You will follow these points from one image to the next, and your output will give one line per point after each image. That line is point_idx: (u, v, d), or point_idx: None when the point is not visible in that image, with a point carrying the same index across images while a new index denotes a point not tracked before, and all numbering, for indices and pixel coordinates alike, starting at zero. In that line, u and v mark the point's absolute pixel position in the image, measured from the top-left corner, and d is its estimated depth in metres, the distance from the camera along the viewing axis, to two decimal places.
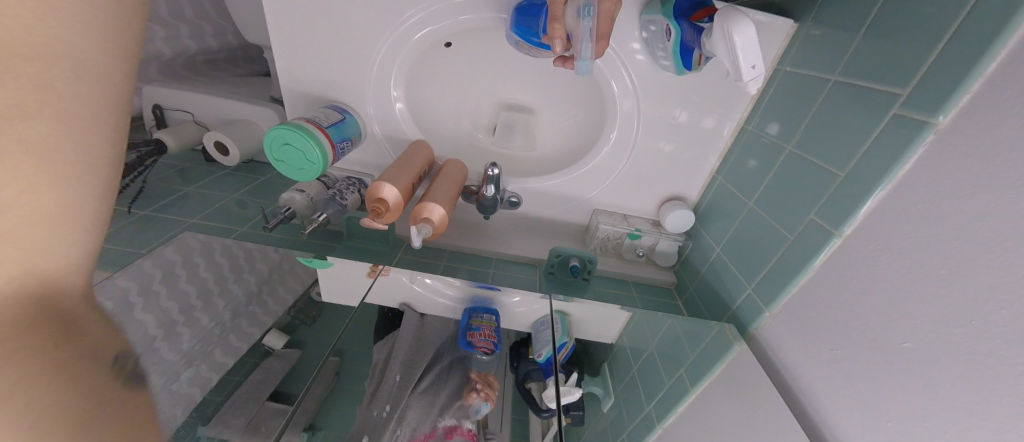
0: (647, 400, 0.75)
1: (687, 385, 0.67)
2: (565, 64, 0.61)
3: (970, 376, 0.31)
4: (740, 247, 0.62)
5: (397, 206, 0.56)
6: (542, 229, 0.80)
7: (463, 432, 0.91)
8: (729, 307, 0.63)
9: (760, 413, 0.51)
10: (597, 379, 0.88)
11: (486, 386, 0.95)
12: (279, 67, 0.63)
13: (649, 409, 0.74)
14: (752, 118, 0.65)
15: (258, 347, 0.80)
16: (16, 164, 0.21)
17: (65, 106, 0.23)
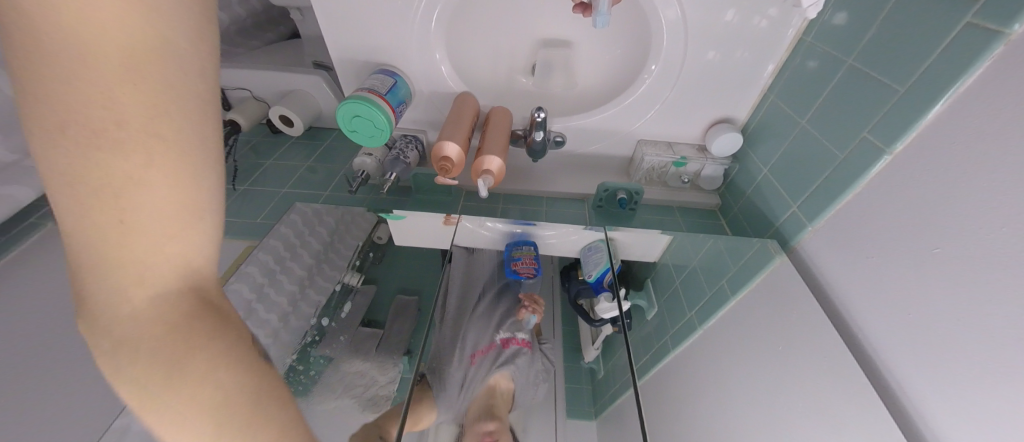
0: (688, 308, 0.85)
1: (729, 294, 0.76)
2: (584, 13, 0.59)
3: (999, 277, 0.35)
4: (788, 167, 0.64)
5: (461, 162, 0.63)
6: (587, 166, 0.84)
7: (519, 342, 1.00)
8: (772, 225, 0.68)
9: (797, 313, 0.59)
10: (642, 292, 0.92)
11: (533, 303, 1.02)
12: (328, 40, 0.67)
13: (691, 315, 0.85)
14: (812, 28, 0.60)
15: (341, 285, 0.90)
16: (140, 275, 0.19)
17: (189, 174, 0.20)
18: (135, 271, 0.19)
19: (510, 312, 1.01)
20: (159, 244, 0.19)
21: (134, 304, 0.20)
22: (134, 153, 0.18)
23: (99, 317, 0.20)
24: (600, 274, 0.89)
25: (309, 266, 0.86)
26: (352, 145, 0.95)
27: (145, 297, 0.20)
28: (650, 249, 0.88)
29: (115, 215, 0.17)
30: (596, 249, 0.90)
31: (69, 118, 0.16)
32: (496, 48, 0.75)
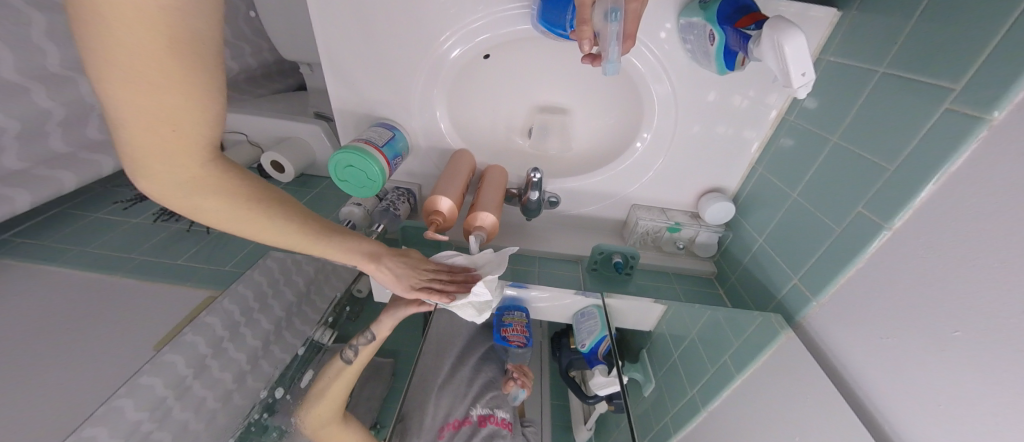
0: (689, 386, 0.78)
1: (732, 373, 0.70)
2: (594, 63, 0.62)
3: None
4: (784, 237, 0.64)
5: (452, 217, 0.60)
6: (581, 226, 0.83)
7: (497, 420, 0.91)
8: (773, 296, 0.65)
9: (809, 398, 0.54)
10: (637, 364, 0.81)
11: (522, 374, 0.98)
12: (332, 92, 0.68)
13: (692, 394, 0.77)
14: (793, 109, 0.65)
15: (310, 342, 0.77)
16: (158, 152, 0.27)
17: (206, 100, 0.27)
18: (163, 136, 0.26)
19: (489, 384, 0.96)
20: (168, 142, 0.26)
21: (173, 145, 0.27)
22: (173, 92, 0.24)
23: (137, 167, 0.27)
24: (595, 343, 0.84)
25: (277, 319, 0.76)
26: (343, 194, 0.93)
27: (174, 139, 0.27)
28: (646, 317, 0.82)
29: (169, 128, 0.26)
30: (588, 315, 0.85)
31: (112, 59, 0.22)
32: (496, 110, 0.78)
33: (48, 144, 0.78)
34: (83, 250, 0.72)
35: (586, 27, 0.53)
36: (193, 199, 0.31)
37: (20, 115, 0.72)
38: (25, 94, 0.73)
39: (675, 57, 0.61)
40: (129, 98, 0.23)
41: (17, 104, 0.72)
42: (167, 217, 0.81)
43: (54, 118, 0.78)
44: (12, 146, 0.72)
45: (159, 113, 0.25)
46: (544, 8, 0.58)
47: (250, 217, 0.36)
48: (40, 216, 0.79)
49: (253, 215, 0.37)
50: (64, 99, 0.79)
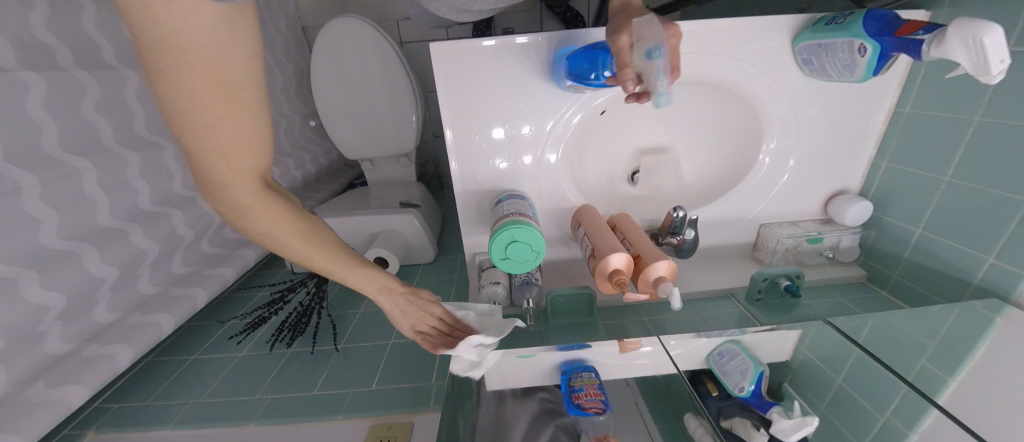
0: (876, 411, 0.61)
1: (942, 376, 0.58)
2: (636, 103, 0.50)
3: None
4: (950, 222, 0.61)
5: (630, 269, 0.56)
6: (710, 258, 0.81)
7: None
8: (969, 283, 0.60)
9: None
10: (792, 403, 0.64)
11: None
12: (457, 176, 0.68)
13: (887, 419, 0.59)
14: (905, 102, 0.65)
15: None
16: (245, 196, 0.33)
17: (250, 114, 0.32)
18: (241, 179, 0.33)
19: None
20: (236, 158, 0.32)
21: (251, 191, 0.34)
22: (219, 118, 0.30)
23: (250, 207, 0.34)
24: (756, 383, 0.64)
25: None
26: (445, 277, 0.88)
27: (251, 193, 0.34)
28: (783, 343, 0.67)
29: (221, 160, 0.31)
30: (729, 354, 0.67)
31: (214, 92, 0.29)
32: (601, 160, 0.77)
33: (138, 289, 0.71)
34: (197, 401, 0.62)
35: (627, 68, 0.46)
36: (258, 227, 0.35)
37: (119, 261, 0.67)
38: (123, 238, 0.69)
39: (791, 79, 0.64)
40: (216, 137, 0.30)
41: (116, 250, 0.67)
42: (281, 341, 0.72)
43: (148, 259, 0.73)
44: (107, 297, 0.65)
45: (233, 151, 0.32)
46: (577, 61, 0.55)
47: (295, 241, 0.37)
48: (133, 371, 0.70)
49: (295, 238, 0.37)
50: (159, 235, 0.75)
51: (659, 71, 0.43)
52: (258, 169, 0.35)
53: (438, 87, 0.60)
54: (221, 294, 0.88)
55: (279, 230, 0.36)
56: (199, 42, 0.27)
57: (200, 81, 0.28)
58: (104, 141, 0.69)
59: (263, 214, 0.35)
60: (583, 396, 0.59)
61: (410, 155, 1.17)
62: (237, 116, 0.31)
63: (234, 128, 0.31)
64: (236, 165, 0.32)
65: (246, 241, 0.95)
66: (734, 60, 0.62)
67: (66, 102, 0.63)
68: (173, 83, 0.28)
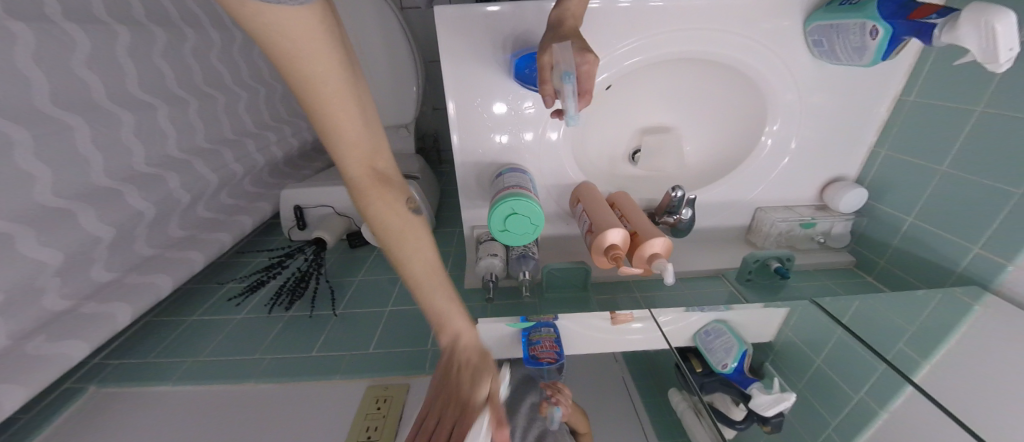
0: (851, 389, 0.64)
1: (914, 356, 0.61)
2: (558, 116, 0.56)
3: None
4: (942, 211, 0.62)
5: (626, 246, 0.57)
6: (704, 239, 0.82)
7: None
8: (953, 271, 0.62)
9: None
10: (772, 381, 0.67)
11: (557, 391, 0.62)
12: (457, 147, 0.67)
13: (862, 396, 0.62)
14: (911, 90, 0.64)
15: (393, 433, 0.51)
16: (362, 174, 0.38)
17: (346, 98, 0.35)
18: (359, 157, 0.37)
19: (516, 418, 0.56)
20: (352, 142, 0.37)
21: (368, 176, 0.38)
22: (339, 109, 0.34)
23: (369, 192, 0.38)
24: (739, 361, 0.66)
25: None
26: (443, 249, 0.89)
27: (367, 175, 0.38)
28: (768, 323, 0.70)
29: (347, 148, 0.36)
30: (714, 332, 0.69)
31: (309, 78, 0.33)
32: (603, 138, 0.77)
33: (136, 250, 0.71)
34: (198, 359, 0.64)
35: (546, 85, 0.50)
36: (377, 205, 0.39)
37: (116, 222, 0.65)
38: (119, 199, 0.66)
39: (800, 61, 0.63)
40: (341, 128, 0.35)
41: (114, 211, 0.64)
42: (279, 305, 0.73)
43: (145, 220, 0.71)
44: (105, 256, 0.65)
45: (349, 135, 0.36)
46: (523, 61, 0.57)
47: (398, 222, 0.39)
48: (134, 329, 0.71)
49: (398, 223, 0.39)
50: (156, 197, 0.72)
51: (569, 94, 0.47)
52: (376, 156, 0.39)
53: (442, 53, 0.58)
54: (217, 259, 0.87)
55: (383, 210, 0.39)
56: (288, 29, 0.30)
57: (308, 71, 0.32)
58: (97, 99, 0.64)
59: (376, 200, 0.38)
60: (539, 347, 0.61)
61: (409, 127, 1.15)
62: (342, 99, 0.35)
63: (354, 117, 0.36)
64: (350, 149, 0.37)
65: (243, 206, 0.94)
66: (745, 39, 0.61)
67: (56, 58, 0.58)
68: (299, 73, 0.32)
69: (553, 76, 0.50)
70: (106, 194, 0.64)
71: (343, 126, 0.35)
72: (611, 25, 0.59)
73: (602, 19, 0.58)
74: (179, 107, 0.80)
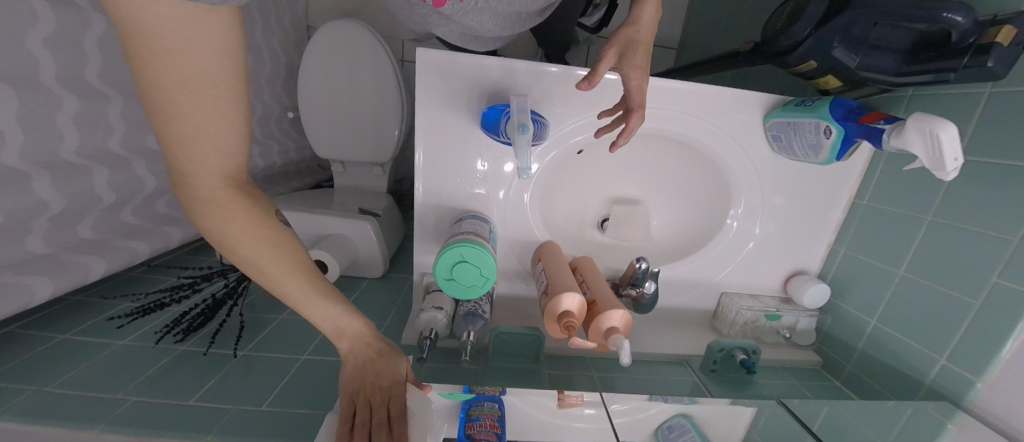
0: None
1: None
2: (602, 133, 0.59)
3: None
4: (907, 317, 0.60)
5: (581, 314, 0.52)
6: (667, 320, 0.77)
7: None
8: (920, 383, 0.58)
9: None
10: None
11: None
12: (420, 185, 0.63)
13: None
14: (863, 194, 0.68)
15: None
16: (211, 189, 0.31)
17: (221, 109, 0.29)
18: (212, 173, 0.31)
19: None
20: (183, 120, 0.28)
21: (222, 196, 0.32)
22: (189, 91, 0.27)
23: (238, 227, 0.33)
24: None
25: None
26: (388, 297, 0.80)
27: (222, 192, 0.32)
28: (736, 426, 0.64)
29: (169, 115, 0.27)
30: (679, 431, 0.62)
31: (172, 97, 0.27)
32: (572, 200, 0.76)
33: (24, 246, 0.57)
34: (40, 391, 0.48)
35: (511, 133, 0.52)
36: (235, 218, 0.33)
37: (10, 208, 0.54)
38: (23, 183, 0.56)
39: (762, 153, 0.66)
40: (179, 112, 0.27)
41: (11, 195, 0.54)
42: (173, 335, 0.61)
43: (47, 213, 0.59)
44: None
45: (208, 136, 0.29)
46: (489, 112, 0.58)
47: (252, 245, 0.34)
48: None
49: (259, 247, 0.34)
50: (70, 189, 0.62)
51: (524, 146, 0.51)
52: (234, 169, 0.32)
53: (419, 90, 0.58)
54: (122, 272, 0.74)
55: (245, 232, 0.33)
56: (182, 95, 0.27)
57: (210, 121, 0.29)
58: (42, 76, 0.58)
59: (234, 218, 0.32)
60: (476, 426, 0.51)
61: (385, 166, 1.12)
62: (214, 127, 0.29)
63: (220, 106, 0.29)
64: (181, 139, 0.29)
65: (177, 219, 0.84)
66: (712, 126, 0.64)
67: (10, 31, 0.54)
68: (188, 149, 0.29)
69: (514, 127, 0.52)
70: (15, 174, 0.55)
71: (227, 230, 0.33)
72: (593, 93, 0.61)
73: (582, 87, 0.60)
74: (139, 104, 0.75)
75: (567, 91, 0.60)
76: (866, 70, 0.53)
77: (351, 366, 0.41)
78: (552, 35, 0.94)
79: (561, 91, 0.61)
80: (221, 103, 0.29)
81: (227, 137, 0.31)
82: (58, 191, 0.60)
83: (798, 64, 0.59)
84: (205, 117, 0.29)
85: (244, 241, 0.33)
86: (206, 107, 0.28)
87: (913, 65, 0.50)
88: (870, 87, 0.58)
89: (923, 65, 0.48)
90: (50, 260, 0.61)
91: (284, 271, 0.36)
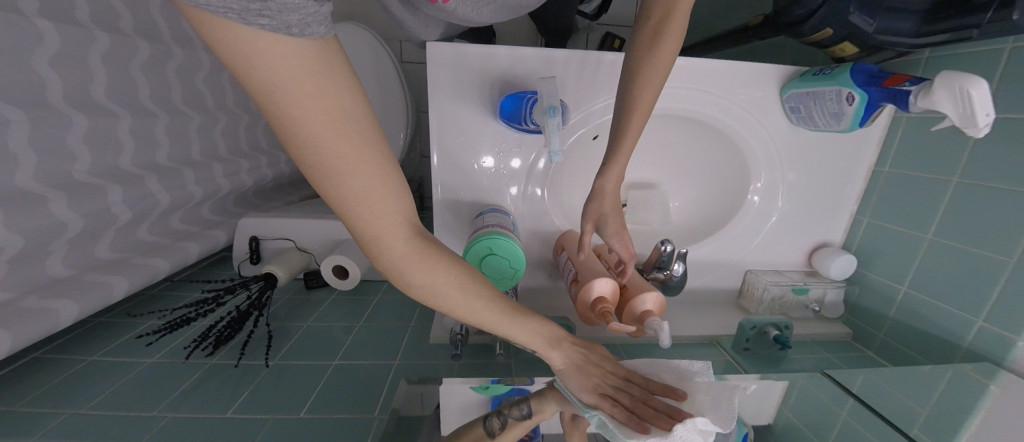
0: None
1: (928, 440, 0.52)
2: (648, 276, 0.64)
3: None
4: (938, 280, 0.59)
5: (613, 299, 0.51)
6: (693, 302, 0.76)
7: None
8: (958, 347, 0.57)
9: None
10: None
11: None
12: (438, 181, 0.63)
13: None
14: (884, 161, 0.67)
15: None
16: (405, 252, 0.28)
17: (372, 157, 0.24)
18: (396, 231, 0.27)
19: None
20: (354, 186, 0.24)
21: (412, 251, 0.28)
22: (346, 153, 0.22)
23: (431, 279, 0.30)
24: None
25: None
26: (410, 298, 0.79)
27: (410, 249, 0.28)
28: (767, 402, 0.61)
29: (340, 189, 0.23)
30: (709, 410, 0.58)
31: (335, 172, 0.23)
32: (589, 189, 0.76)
33: (46, 269, 0.57)
34: (77, 412, 0.48)
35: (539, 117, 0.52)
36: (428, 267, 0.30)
37: (27, 231, 0.53)
38: (40, 206, 0.55)
39: (779, 125, 0.65)
40: (349, 180, 0.23)
41: (29, 218, 0.53)
42: (201, 349, 0.60)
43: (65, 235, 0.59)
44: (1, 272, 0.51)
45: (379, 197, 0.25)
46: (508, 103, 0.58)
47: (451, 293, 0.31)
48: (6, 368, 0.54)
49: (455, 294, 0.31)
50: (87, 210, 0.61)
51: (555, 129, 0.51)
52: (408, 218, 0.28)
53: (433, 85, 0.57)
54: (144, 291, 0.74)
55: (436, 283, 0.30)
56: (348, 159, 0.23)
57: (372, 175, 0.24)
58: (49, 98, 0.58)
59: (433, 268, 0.30)
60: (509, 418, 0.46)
61: None
62: (382, 176, 0.25)
63: (370, 153, 0.23)
64: (362, 214, 0.25)
65: (193, 234, 0.84)
66: (727, 103, 0.64)
67: (15, 52, 0.53)
68: (367, 214, 0.25)
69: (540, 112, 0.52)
70: (30, 197, 0.54)
71: (422, 286, 0.30)
72: (606, 77, 0.60)
73: (595, 70, 0.60)
74: (146, 121, 0.74)
75: (580, 76, 0.60)
76: (883, 34, 0.52)
77: (577, 371, 0.40)
78: (555, 24, 0.94)
79: (574, 77, 0.60)
80: (369, 148, 0.24)
81: (387, 186, 0.25)
82: (75, 212, 0.60)
83: (812, 34, 0.58)
84: (372, 174, 0.24)
85: (449, 288, 0.31)
86: (360, 150, 0.23)
87: (933, 24, 0.50)
88: (887, 51, 0.58)
89: (943, 24, 0.48)
90: (73, 282, 0.61)
91: (483, 310, 0.33)
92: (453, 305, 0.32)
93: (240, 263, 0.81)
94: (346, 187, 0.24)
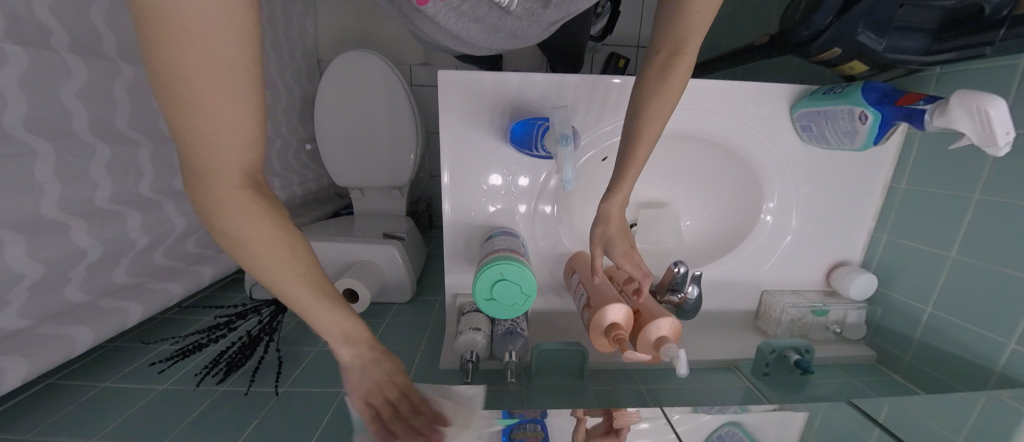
0: None
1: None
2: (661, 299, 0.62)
3: None
4: (965, 300, 0.57)
5: (627, 326, 0.50)
6: (709, 324, 0.74)
7: None
8: (991, 371, 0.54)
9: None
10: None
11: None
12: (448, 204, 0.63)
13: None
14: (900, 177, 0.66)
15: None
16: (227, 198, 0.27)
17: (240, 100, 0.25)
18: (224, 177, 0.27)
19: None
20: (202, 120, 0.24)
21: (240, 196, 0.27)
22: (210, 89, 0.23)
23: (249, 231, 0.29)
24: None
25: None
26: (420, 320, 0.79)
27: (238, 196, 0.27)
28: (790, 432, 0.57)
29: (183, 113, 0.23)
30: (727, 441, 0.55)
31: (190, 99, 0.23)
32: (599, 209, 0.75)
33: (64, 295, 0.58)
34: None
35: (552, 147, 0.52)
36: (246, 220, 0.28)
37: (49, 259, 0.54)
38: (62, 234, 0.56)
39: (791, 143, 0.65)
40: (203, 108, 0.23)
41: (50, 246, 0.54)
42: (212, 376, 0.60)
43: (85, 261, 0.60)
44: (21, 299, 0.52)
45: (219, 136, 0.25)
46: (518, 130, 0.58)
47: (270, 252, 0.30)
48: (20, 397, 0.55)
49: (274, 254, 0.30)
50: (107, 236, 0.62)
51: (568, 158, 0.51)
52: (252, 166, 0.28)
53: (443, 110, 0.58)
54: (159, 315, 0.75)
55: (259, 238, 0.29)
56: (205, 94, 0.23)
57: (225, 114, 0.24)
58: (76, 129, 0.60)
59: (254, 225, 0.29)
60: None
61: (402, 189, 1.13)
62: (236, 122, 0.25)
63: (238, 95, 0.24)
64: (196, 144, 0.25)
65: (208, 257, 0.85)
66: (735, 122, 0.64)
67: (48, 87, 0.56)
68: (197, 147, 0.25)
69: (553, 141, 0.53)
70: (54, 225, 0.56)
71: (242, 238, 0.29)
72: (614, 99, 0.61)
73: (603, 93, 0.61)
74: (165, 147, 0.77)
75: (589, 98, 0.60)
76: (893, 52, 0.52)
77: (360, 371, 0.39)
78: (563, 48, 0.96)
79: (582, 100, 0.60)
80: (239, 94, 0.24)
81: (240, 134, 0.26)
82: (97, 238, 0.61)
83: (820, 52, 0.58)
84: (227, 114, 0.24)
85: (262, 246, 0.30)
86: (227, 93, 0.24)
87: (944, 42, 0.49)
88: (897, 69, 0.57)
89: (954, 42, 0.48)
90: (89, 308, 0.62)
91: (297, 281, 0.32)
92: (257, 261, 0.30)
93: (252, 285, 0.82)
94: (194, 120, 0.24)
